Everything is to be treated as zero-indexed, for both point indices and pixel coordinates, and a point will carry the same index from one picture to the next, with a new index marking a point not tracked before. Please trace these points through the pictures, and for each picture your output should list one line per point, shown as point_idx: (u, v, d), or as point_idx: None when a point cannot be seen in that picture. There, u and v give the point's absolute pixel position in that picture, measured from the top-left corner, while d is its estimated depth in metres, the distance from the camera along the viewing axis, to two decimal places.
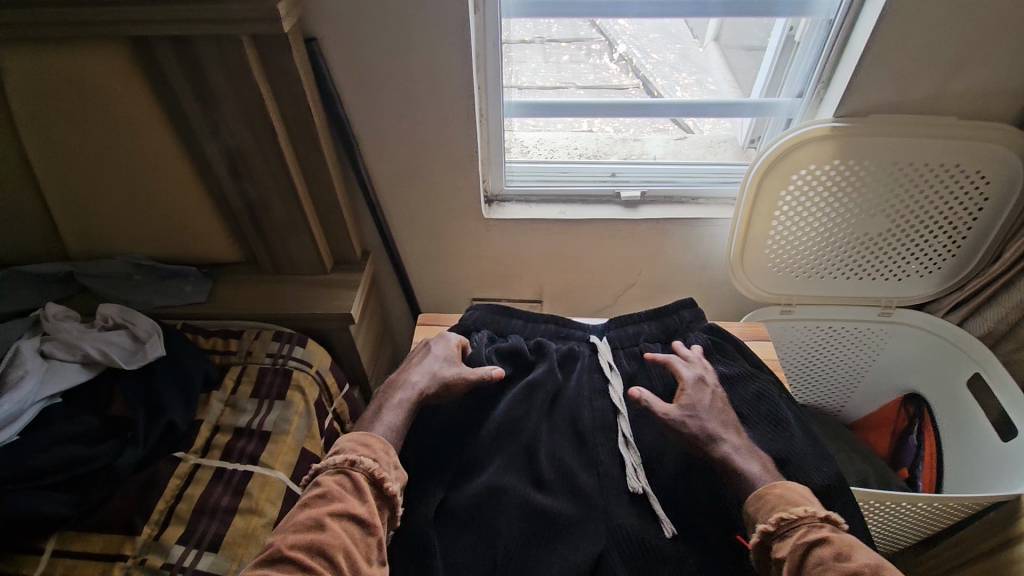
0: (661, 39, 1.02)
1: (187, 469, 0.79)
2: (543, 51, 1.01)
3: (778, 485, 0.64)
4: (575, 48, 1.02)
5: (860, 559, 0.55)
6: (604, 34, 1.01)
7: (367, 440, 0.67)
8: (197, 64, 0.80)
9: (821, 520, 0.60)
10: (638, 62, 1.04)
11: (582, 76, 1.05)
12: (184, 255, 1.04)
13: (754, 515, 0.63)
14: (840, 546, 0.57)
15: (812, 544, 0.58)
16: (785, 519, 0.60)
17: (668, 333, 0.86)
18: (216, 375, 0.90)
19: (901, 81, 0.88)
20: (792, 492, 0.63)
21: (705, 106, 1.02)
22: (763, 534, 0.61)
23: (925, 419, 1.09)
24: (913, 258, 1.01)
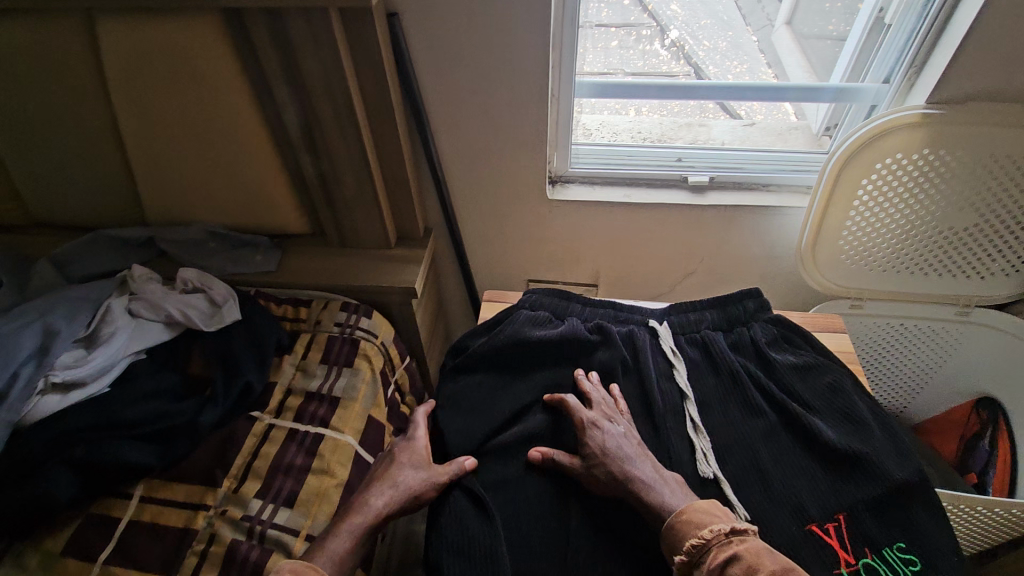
0: (713, 26, 0.99)
1: (263, 428, 0.82)
2: (590, 37, 0.98)
3: (682, 511, 0.60)
4: (625, 34, 0.99)
5: (769, 566, 0.53)
6: (656, 19, 0.98)
7: (307, 571, 0.58)
8: (284, 36, 0.82)
9: (728, 535, 0.57)
10: (690, 49, 1.02)
11: (630, 62, 1.02)
12: (255, 225, 1.07)
13: (670, 545, 0.59)
14: (750, 560, 0.54)
15: (723, 563, 0.55)
16: (696, 545, 0.56)
17: (732, 324, 0.82)
18: (287, 341, 0.93)
19: (1007, 68, 0.82)
20: (699, 513, 0.59)
21: (764, 89, 0.99)
22: (682, 565, 0.57)
23: (1000, 427, 1.04)
24: (1000, 255, 0.96)
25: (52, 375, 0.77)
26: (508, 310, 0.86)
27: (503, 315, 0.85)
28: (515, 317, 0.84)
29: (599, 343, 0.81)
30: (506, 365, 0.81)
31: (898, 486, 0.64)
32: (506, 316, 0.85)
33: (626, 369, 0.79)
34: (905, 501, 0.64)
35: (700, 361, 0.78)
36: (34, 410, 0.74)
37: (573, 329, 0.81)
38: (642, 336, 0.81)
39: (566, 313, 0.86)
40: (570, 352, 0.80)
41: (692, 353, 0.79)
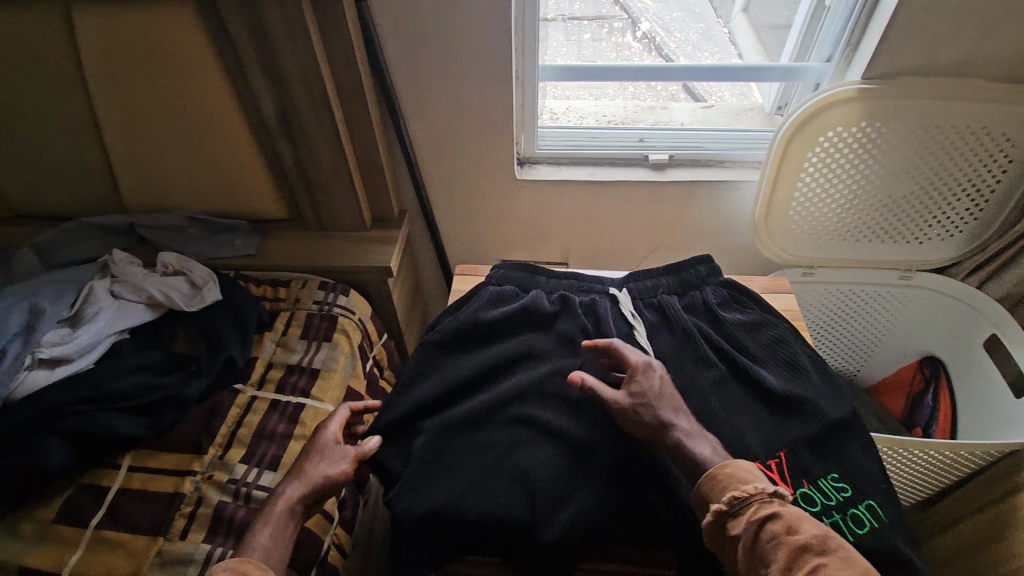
0: (684, 17, 1.12)
1: (246, 399, 0.86)
2: (565, 29, 1.09)
3: (727, 464, 0.62)
4: (597, 26, 1.11)
5: (810, 530, 0.55)
6: (626, 12, 1.10)
7: (246, 566, 0.57)
8: (258, 24, 0.85)
9: (771, 494, 0.58)
10: (661, 40, 1.12)
11: (603, 53, 1.11)
12: (233, 210, 1.10)
13: (709, 492, 0.60)
14: (794, 522, 0.56)
15: (766, 520, 0.56)
16: (739, 498, 0.57)
17: (685, 288, 0.87)
18: (268, 319, 0.97)
19: (933, 45, 0.89)
20: (741, 470, 0.60)
21: (716, 69, 1.05)
22: (717, 513, 0.58)
23: (942, 382, 1.13)
24: (935, 221, 1.04)
25: (39, 352, 0.80)
26: (475, 287, 0.90)
27: (470, 293, 0.88)
28: (483, 291, 0.88)
29: (562, 310, 0.85)
30: (473, 336, 0.84)
31: (832, 425, 0.71)
32: (471, 293, 0.88)
33: (587, 335, 0.82)
34: (838, 438, 0.71)
35: (658, 322, 0.83)
36: (22, 385, 0.78)
37: (536, 300, 0.85)
38: (604, 303, 0.85)
39: (530, 284, 0.89)
40: (534, 319, 0.84)
41: (650, 316, 0.84)
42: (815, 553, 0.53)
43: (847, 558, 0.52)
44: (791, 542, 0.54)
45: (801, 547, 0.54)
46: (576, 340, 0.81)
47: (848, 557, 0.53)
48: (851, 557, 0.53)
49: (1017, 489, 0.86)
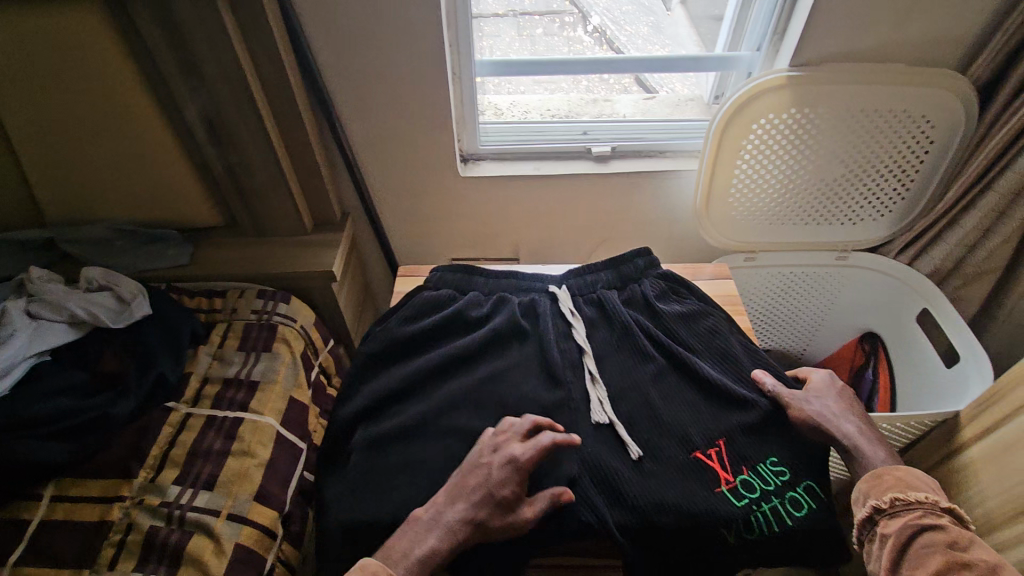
0: (635, 11, 1.11)
1: (179, 417, 0.82)
2: (516, 25, 1.09)
3: (900, 469, 0.65)
4: (549, 20, 1.10)
5: (978, 554, 0.57)
6: (577, 6, 1.10)
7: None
8: (173, 23, 0.81)
9: (943, 509, 0.61)
10: (613, 34, 1.12)
11: (557, 48, 1.12)
12: (162, 219, 1.05)
13: (868, 490, 0.65)
14: (962, 537, 0.59)
15: (930, 527, 0.60)
16: (902, 500, 0.62)
17: (624, 281, 0.88)
18: (203, 332, 0.93)
19: (853, 31, 0.92)
20: (913, 478, 0.64)
21: (663, 60, 1.06)
22: (874, 509, 0.63)
23: (880, 357, 1.19)
24: (866, 202, 1.08)
25: None
26: (411, 293, 0.88)
27: (404, 300, 0.87)
28: (420, 297, 0.86)
29: (500, 311, 0.85)
30: (411, 342, 0.82)
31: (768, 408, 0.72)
32: (406, 301, 0.87)
33: (525, 336, 0.82)
34: (777, 419, 0.72)
35: (596, 318, 0.84)
36: None
37: (471, 303, 0.85)
38: (543, 303, 0.86)
39: (469, 287, 0.88)
40: (473, 321, 0.84)
41: (590, 312, 0.85)
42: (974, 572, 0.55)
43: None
44: (948, 553, 0.57)
45: (960, 561, 0.56)
46: (511, 342, 0.82)
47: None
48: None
49: (949, 456, 0.89)
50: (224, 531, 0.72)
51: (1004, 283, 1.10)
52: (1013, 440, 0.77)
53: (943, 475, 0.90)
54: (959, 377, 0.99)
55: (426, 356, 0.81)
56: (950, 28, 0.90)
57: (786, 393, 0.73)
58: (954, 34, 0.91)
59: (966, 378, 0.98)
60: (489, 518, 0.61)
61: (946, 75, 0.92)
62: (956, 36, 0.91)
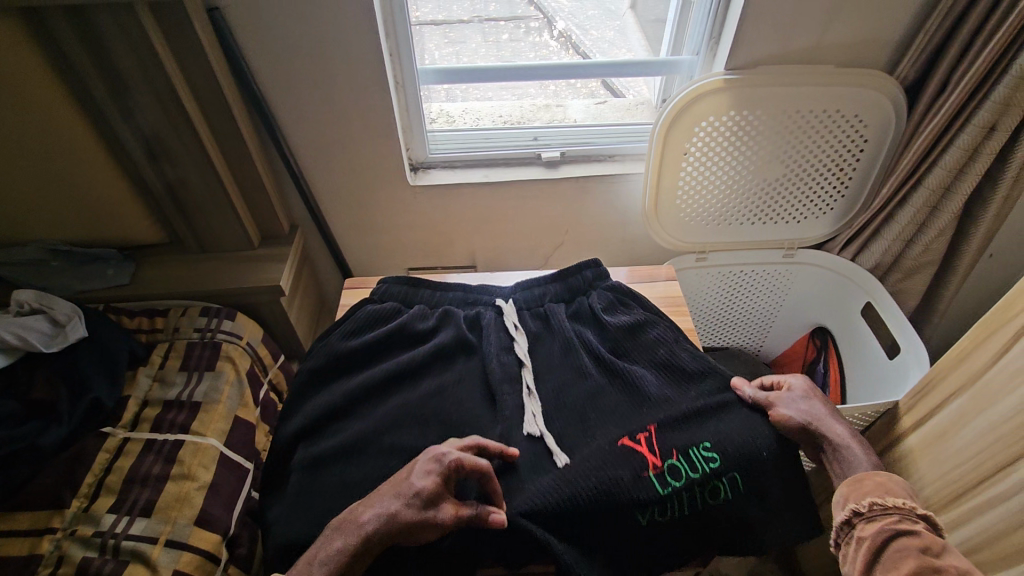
0: (599, 15, 1.09)
1: (116, 443, 0.80)
2: (481, 31, 1.08)
3: (876, 473, 0.65)
4: (514, 28, 1.09)
5: (949, 559, 0.55)
6: (542, 11, 1.08)
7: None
8: (96, 37, 0.79)
9: (920, 516, 0.60)
10: (578, 39, 1.11)
11: (521, 53, 1.11)
12: (100, 239, 1.01)
13: (848, 496, 0.65)
14: (934, 543, 0.57)
15: (902, 533, 0.59)
16: (877, 504, 0.61)
17: (573, 294, 0.89)
18: (142, 353, 0.90)
19: (784, 34, 0.94)
20: (894, 485, 0.63)
21: (627, 66, 1.07)
22: (852, 512, 0.63)
23: (829, 350, 1.22)
24: (807, 199, 1.10)
25: None
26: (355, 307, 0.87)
27: (347, 313, 0.86)
28: (365, 313, 0.85)
29: (443, 326, 0.85)
30: (354, 360, 0.82)
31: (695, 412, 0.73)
32: (349, 315, 0.86)
33: (468, 353, 0.82)
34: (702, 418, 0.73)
35: (541, 331, 0.85)
36: None
37: (413, 320, 0.85)
38: (487, 316, 0.86)
39: (413, 301, 0.88)
40: (416, 335, 0.84)
41: (535, 326, 0.86)
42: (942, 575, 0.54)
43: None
44: (919, 556, 0.56)
45: (929, 563, 0.55)
46: (454, 357, 0.82)
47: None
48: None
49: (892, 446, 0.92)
50: (162, 558, 0.70)
51: (942, 274, 1.13)
52: (945, 428, 0.80)
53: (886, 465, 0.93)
54: (898, 367, 1.03)
55: (367, 373, 0.80)
56: (876, 30, 0.93)
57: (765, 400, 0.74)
58: (880, 36, 0.94)
59: (906, 369, 1.00)
60: (399, 513, 0.59)
61: (874, 75, 0.95)
62: (883, 38, 0.94)
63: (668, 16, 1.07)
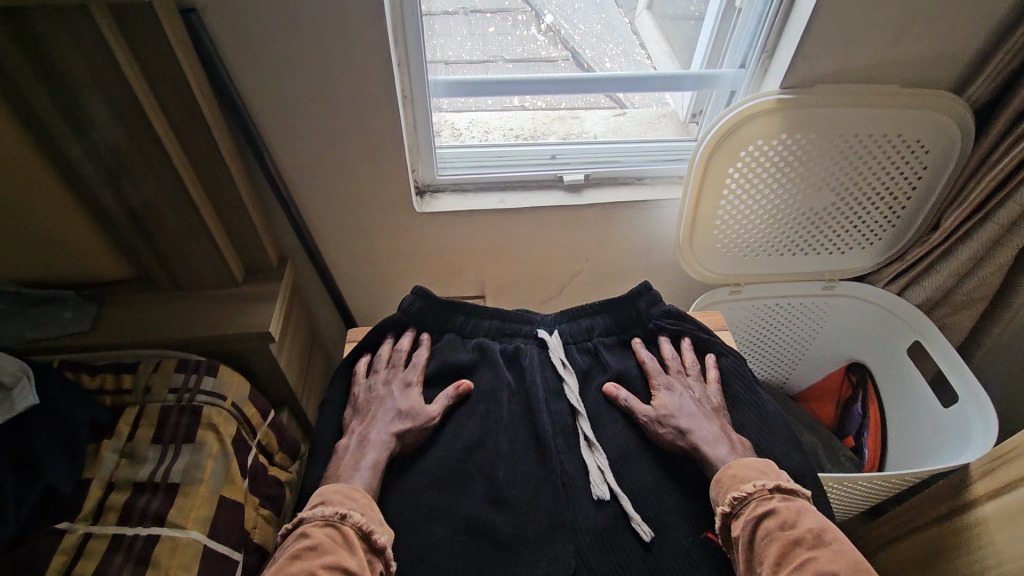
0: (586, 9, 0.96)
1: (76, 540, 0.66)
2: (467, 23, 0.93)
3: (729, 466, 0.63)
4: (501, 19, 0.95)
5: (806, 525, 0.55)
6: (529, 4, 0.94)
7: (353, 493, 0.60)
8: (39, 43, 0.64)
9: (771, 491, 0.59)
10: (566, 34, 0.98)
11: (507, 49, 0.97)
12: (57, 273, 0.86)
13: (714, 499, 0.63)
14: (789, 516, 0.56)
15: (761, 517, 0.57)
16: (738, 498, 0.59)
17: (622, 326, 0.82)
18: (107, 420, 0.76)
19: (848, 49, 0.83)
20: (744, 470, 0.62)
21: (641, 79, 0.95)
22: (722, 516, 0.60)
23: (869, 390, 1.13)
24: (856, 230, 1.01)
25: None
26: (381, 335, 0.81)
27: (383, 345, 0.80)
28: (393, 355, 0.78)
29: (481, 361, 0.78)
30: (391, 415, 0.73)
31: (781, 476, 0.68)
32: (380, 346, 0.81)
33: (512, 392, 0.75)
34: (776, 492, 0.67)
35: (592, 367, 0.79)
36: None
37: (449, 352, 0.79)
38: (529, 352, 0.78)
39: (446, 328, 0.81)
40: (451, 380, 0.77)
41: (584, 362, 0.79)
42: (807, 546, 0.53)
43: (837, 551, 0.52)
44: (782, 536, 0.55)
45: (792, 541, 0.54)
46: (498, 394, 0.74)
47: (839, 551, 0.52)
48: (843, 550, 0.52)
49: (957, 510, 0.84)
50: None
51: (992, 308, 1.06)
52: None
53: (949, 530, 0.85)
54: (954, 419, 0.94)
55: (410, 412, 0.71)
56: (949, 47, 0.83)
57: (636, 402, 0.73)
58: (952, 53, 0.84)
59: (965, 420, 0.92)
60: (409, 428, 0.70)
61: (945, 98, 0.85)
62: (954, 56, 0.84)
63: (705, 13, 0.97)
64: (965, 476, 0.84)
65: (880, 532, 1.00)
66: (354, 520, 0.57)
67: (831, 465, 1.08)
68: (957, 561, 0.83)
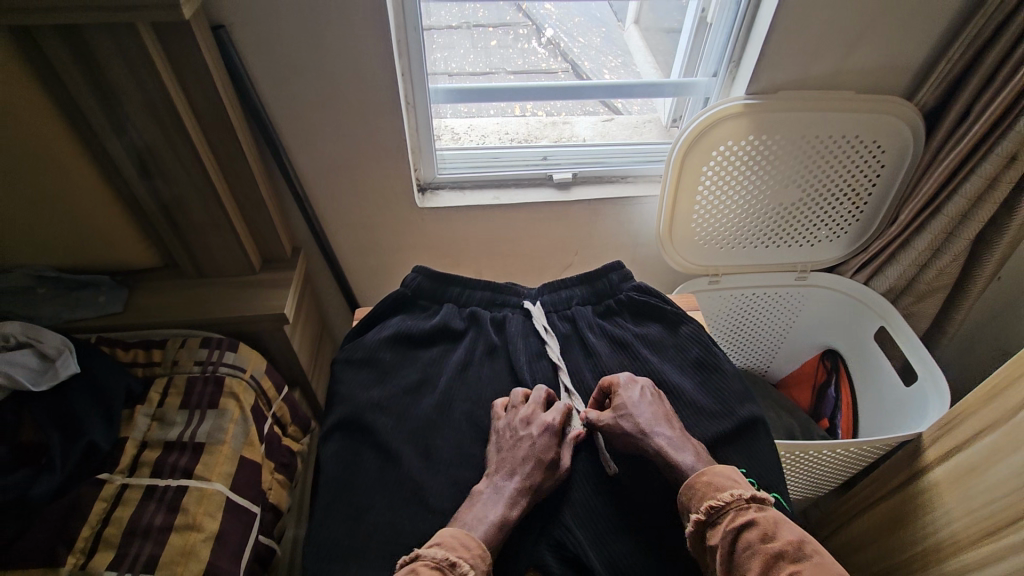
0: (585, 23, 1.09)
1: (114, 490, 0.75)
2: (471, 36, 1.04)
3: (704, 472, 0.64)
4: (502, 32, 1.06)
5: (785, 537, 0.57)
6: (531, 18, 1.05)
7: (468, 543, 0.59)
8: (92, 56, 0.74)
9: (748, 501, 0.60)
10: (566, 46, 1.09)
11: (510, 61, 1.07)
12: (95, 261, 0.95)
13: (688, 504, 0.63)
14: (768, 528, 0.58)
15: (740, 528, 0.58)
16: (714, 507, 0.60)
17: (599, 297, 0.89)
18: (140, 389, 0.85)
19: (805, 59, 0.93)
20: (719, 478, 0.63)
21: (626, 86, 1.04)
22: (697, 523, 0.61)
23: (841, 374, 1.21)
24: (823, 224, 1.10)
25: None
26: (385, 308, 0.88)
27: (380, 315, 0.88)
28: (389, 326, 0.86)
29: (470, 328, 0.86)
30: (389, 375, 0.81)
31: (744, 422, 0.74)
32: (380, 321, 0.88)
33: (498, 354, 0.84)
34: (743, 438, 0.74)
35: (570, 333, 0.86)
36: None
37: (447, 318, 0.86)
38: (513, 319, 0.86)
39: (443, 299, 0.89)
40: (443, 345, 0.85)
41: (563, 328, 0.86)
42: (789, 560, 0.55)
43: (819, 563, 0.55)
44: (764, 550, 0.56)
45: (774, 554, 0.56)
46: (487, 354, 0.83)
47: (820, 564, 0.55)
48: (823, 562, 0.55)
49: (914, 477, 0.91)
50: None
51: (953, 297, 1.13)
52: (974, 464, 0.80)
53: (908, 496, 0.92)
54: (917, 397, 1.02)
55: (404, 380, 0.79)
56: (897, 56, 0.93)
57: (600, 418, 0.73)
58: (900, 62, 0.93)
59: (925, 397, 1.00)
60: (541, 480, 0.67)
61: (896, 102, 0.94)
62: (902, 65, 0.94)
63: (684, 25, 1.05)
64: (920, 445, 0.91)
65: (849, 505, 1.07)
66: (462, 571, 0.55)
67: (802, 434, 1.17)
68: (915, 524, 0.90)
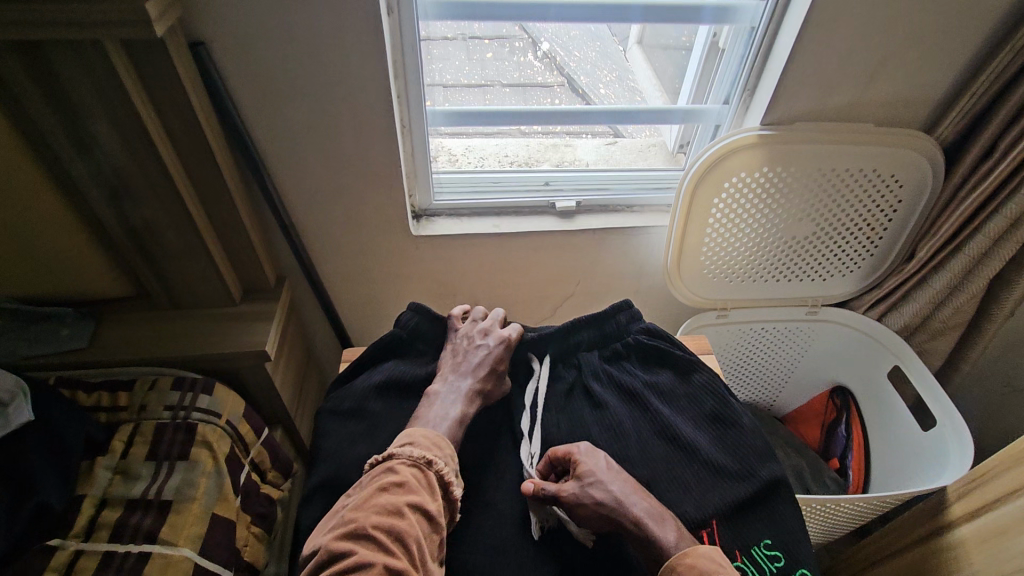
0: (582, 36, 1.00)
1: (67, 557, 0.67)
2: (465, 49, 0.96)
3: (687, 553, 0.57)
4: (498, 45, 0.98)
5: None
6: (526, 32, 0.97)
7: (439, 442, 0.65)
8: (53, 73, 0.66)
9: None
10: (562, 60, 1.02)
11: (506, 74, 1.01)
12: (56, 292, 0.88)
13: None
14: None
15: None
16: None
17: (608, 341, 0.83)
18: (103, 438, 0.77)
19: (822, 89, 0.88)
20: (704, 561, 0.56)
21: (629, 112, 0.99)
22: None
23: (854, 412, 1.16)
24: (837, 259, 1.05)
25: None
26: (378, 349, 0.82)
27: (372, 358, 0.82)
28: (381, 372, 0.79)
29: None
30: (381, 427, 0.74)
31: (767, 486, 0.68)
32: (371, 363, 0.82)
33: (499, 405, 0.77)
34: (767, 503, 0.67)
35: (575, 380, 0.81)
36: None
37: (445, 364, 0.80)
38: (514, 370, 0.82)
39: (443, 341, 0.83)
40: None
41: (568, 375, 0.81)
42: None
43: None
44: None
45: None
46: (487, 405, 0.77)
47: None
48: None
49: (935, 534, 0.86)
50: None
51: (967, 336, 1.09)
52: (1006, 525, 0.75)
53: (930, 553, 0.87)
54: (936, 443, 0.97)
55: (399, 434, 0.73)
56: (917, 89, 0.88)
57: (559, 488, 0.64)
58: (921, 94, 0.89)
59: (944, 444, 0.94)
60: (490, 386, 0.75)
61: (917, 136, 0.90)
62: (922, 97, 0.90)
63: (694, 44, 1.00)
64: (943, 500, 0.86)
65: (868, 555, 1.00)
66: (438, 469, 0.62)
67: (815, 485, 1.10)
68: None
